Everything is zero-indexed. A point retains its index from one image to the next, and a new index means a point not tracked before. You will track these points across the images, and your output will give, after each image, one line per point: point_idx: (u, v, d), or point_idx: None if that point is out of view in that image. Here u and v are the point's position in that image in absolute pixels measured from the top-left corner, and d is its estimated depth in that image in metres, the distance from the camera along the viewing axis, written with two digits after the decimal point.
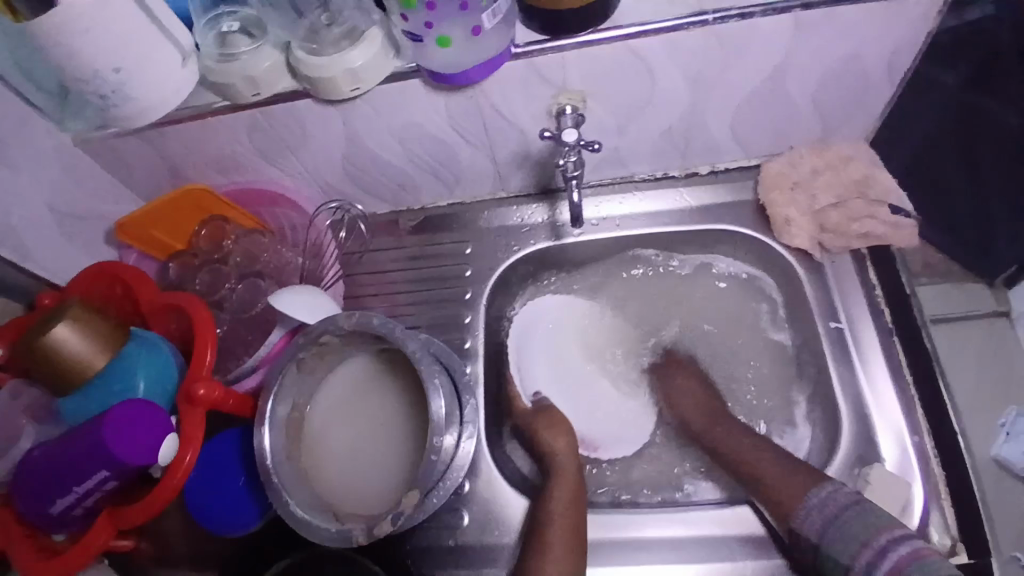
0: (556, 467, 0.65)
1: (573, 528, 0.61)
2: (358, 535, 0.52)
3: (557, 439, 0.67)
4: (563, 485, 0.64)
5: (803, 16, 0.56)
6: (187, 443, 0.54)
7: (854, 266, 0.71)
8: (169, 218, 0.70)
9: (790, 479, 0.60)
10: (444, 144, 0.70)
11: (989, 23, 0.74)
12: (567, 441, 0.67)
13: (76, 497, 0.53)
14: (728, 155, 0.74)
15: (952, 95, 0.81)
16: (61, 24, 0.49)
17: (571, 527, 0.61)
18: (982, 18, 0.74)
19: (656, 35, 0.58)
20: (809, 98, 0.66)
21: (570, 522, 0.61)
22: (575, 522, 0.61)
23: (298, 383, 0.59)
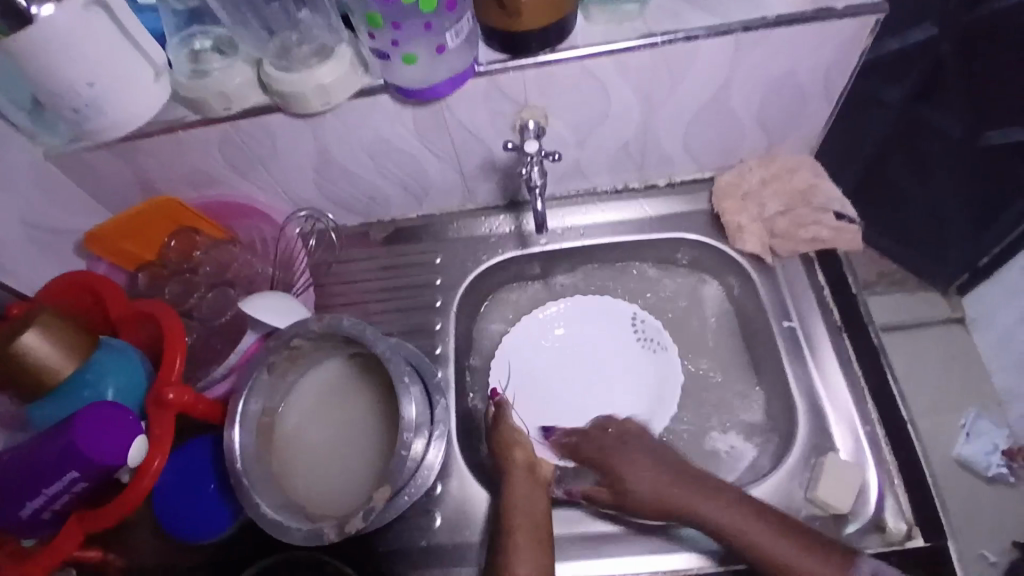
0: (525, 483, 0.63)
1: (537, 522, 0.60)
2: (328, 532, 0.53)
3: (513, 443, 0.66)
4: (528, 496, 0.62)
5: (744, 37, 0.61)
6: (155, 449, 0.55)
7: (804, 268, 0.75)
8: (139, 230, 0.71)
9: (745, 519, 0.59)
10: (413, 157, 0.72)
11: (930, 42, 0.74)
12: (524, 449, 0.65)
13: (44, 500, 0.53)
14: (681, 167, 0.78)
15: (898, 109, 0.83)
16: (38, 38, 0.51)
17: (533, 527, 0.60)
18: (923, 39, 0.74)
19: (609, 56, 0.62)
20: (754, 112, 0.70)
21: (534, 519, 0.60)
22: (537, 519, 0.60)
23: (270, 386, 0.60)
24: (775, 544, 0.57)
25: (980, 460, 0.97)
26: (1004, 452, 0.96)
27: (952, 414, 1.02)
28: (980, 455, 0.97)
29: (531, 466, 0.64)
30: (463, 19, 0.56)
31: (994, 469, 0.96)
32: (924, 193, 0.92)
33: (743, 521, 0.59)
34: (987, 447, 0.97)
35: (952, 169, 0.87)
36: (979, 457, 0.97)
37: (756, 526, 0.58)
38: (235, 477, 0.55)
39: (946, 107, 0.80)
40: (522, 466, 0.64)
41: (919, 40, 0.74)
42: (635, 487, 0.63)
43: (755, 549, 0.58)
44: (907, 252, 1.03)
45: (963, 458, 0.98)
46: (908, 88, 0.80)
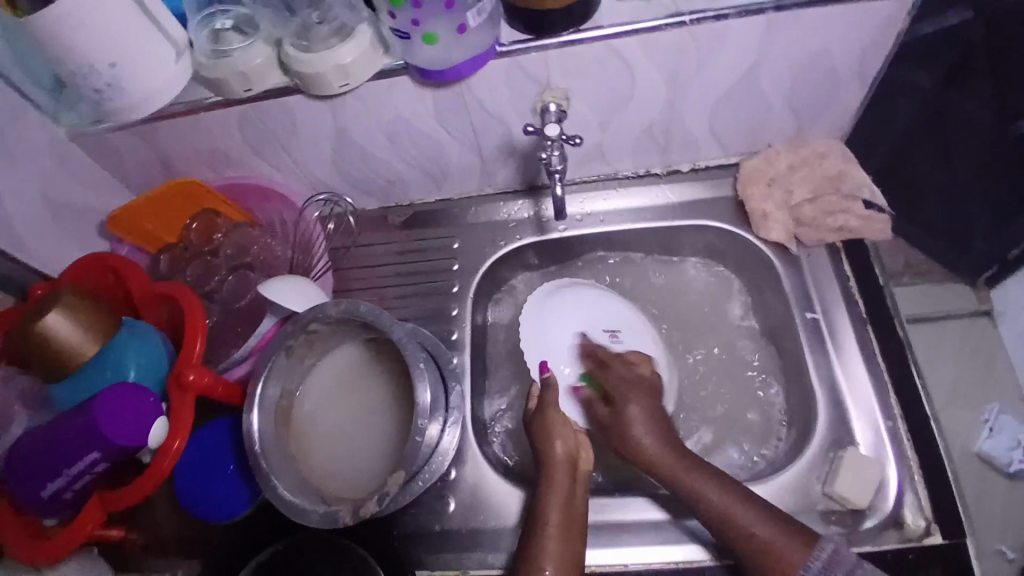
0: (553, 463, 0.63)
1: (573, 516, 0.60)
2: (344, 515, 0.53)
3: (553, 433, 0.64)
4: (556, 476, 0.62)
5: (775, 16, 0.59)
6: (176, 432, 0.56)
7: (829, 257, 0.74)
8: (160, 211, 0.71)
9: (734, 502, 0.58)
10: (432, 140, 0.71)
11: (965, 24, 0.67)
12: (565, 437, 0.64)
13: (67, 480, 0.54)
14: (706, 152, 0.76)
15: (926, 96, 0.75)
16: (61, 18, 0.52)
17: (567, 519, 0.60)
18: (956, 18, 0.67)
19: (634, 35, 0.60)
20: (783, 95, 0.68)
21: (569, 513, 0.60)
22: (573, 509, 0.61)
23: (287, 370, 0.61)
24: (741, 513, 0.58)
25: (1003, 456, 0.91)
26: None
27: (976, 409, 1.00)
28: (1002, 452, 0.92)
29: (572, 458, 0.63)
30: None
31: (1017, 466, 0.91)
32: (949, 192, 0.84)
33: (727, 504, 0.59)
34: (1010, 443, 0.92)
35: (981, 169, 0.79)
36: (1001, 453, 0.92)
37: (756, 516, 0.57)
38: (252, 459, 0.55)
39: (979, 97, 0.73)
40: (562, 458, 0.63)
41: (951, 18, 0.67)
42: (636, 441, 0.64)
43: (733, 527, 0.58)
44: (933, 245, 0.99)
45: (985, 454, 0.93)
46: (937, 76, 0.73)
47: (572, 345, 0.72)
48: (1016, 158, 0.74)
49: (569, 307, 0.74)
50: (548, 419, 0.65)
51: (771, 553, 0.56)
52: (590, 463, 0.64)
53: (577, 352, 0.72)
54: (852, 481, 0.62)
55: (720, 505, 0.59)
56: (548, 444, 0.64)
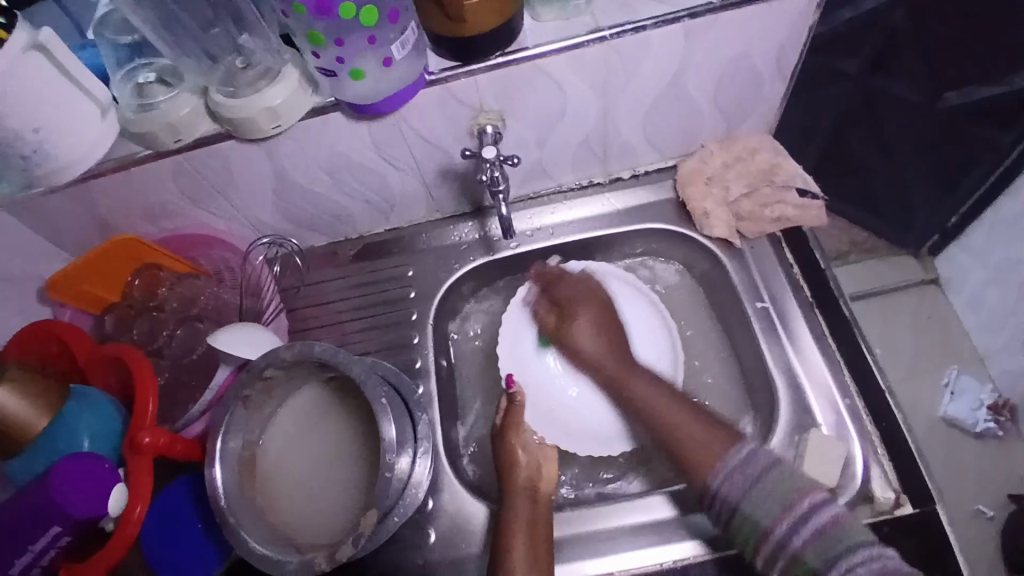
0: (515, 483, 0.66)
1: (536, 530, 0.62)
2: (320, 561, 0.53)
3: (516, 457, 0.67)
4: (522, 496, 0.64)
5: (692, 24, 0.61)
6: (136, 497, 0.54)
7: (773, 247, 0.76)
8: (101, 272, 0.70)
9: (671, 405, 0.66)
10: (374, 172, 0.72)
11: (884, 13, 0.75)
12: (527, 454, 0.68)
13: (32, 557, 0.53)
14: (644, 158, 0.78)
15: (857, 82, 0.84)
16: None
17: (533, 535, 0.62)
18: (876, 8, 0.74)
19: (560, 53, 0.62)
20: (709, 97, 0.71)
21: (534, 529, 0.62)
22: (538, 528, 0.63)
23: (246, 420, 0.59)
24: (683, 424, 0.64)
25: (967, 416, 0.99)
26: (990, 408, 0.99)
27: (932, 374, 1.04)
28: (967, 412, 0.99)
29: (534, 482, 0.66)
30: (407, 29, 0.56)
31: (981, 424, 0.98)
32: (889, 164, 0.94)
33: (676, 419, 0.65)
34: (971, 404, 0.99)
35: (917, 137, 0.88)
36: (965, 414, 0.99)
37: (694, 420, 0.64)
38: (219, 516, 0.54)
39: (905, 80, 0.81)
40: (522, 480, 0.66)
41: (870, 8, 0.74)
42: (576, 341, 0.72)
43: (673, 436, 0.64)
44: (879, 224, 1.07)
45: (950, 416, 1.00)
46: (863, 61, 0.81)
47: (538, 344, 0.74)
48: (953, 131, 0.84)
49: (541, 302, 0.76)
50: (515, 440, 0.68)
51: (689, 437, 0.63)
52: (551, 485, 0.67)
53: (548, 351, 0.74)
54: (818, 463, 0.64)
55: (649, 397, 0.67)
56: (514, 462, 0.67)
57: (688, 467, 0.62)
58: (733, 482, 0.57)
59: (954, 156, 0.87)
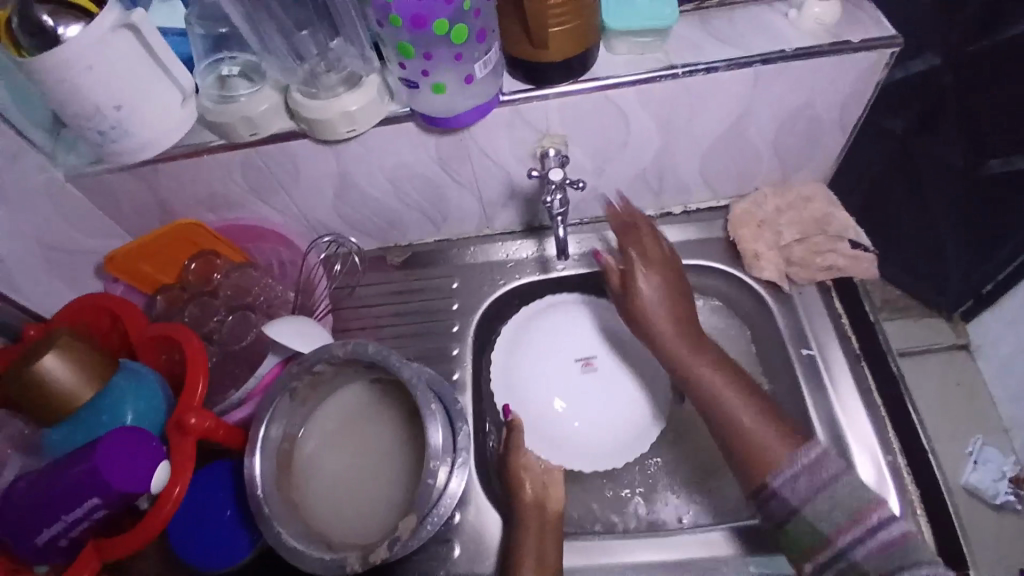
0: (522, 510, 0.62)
1: (546, 567, 0.59)
2: (353, 562, 0.53)
3: (522, 481, 0.64)
4: (529, 523, 0.62)
5: (763, 70, 0.62)
6: (177, 476, 0.55)
7: (821, 295, 0.76)
8: (159, 254, 0.72)
9: (727, 386, 0.63)
10: (434, 183, 0.73)
11: (935, 76, 0.75)
12: (533, 482, 0.64)
13: (64, 526, 0.53)
14: (698, 196, 0.79)
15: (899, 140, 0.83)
16: (66, 62, 0.52)
17: (541, 567, 0.59)
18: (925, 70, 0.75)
19: (631, 86, 0.63)
20: (769, 141, 0.72)
21: (542, 561, 0.59)
22: (546, 554, 0.60)
23: (290, 410, 0.60)
24: (734, 402, 0.62)
25: (988, 487, 0.97)
26: (1011, 480, 0.97)
27: (956, 440, 1.02)
28: (988, 482, 0.97)
29: (541, 502, 0.63)
30: (492, 50, 0.57)
31: (1001, 496, 0.96)
32: (920, 224, 0.92)
33: (721, 387, 0.63)
34: (994, 475, 0.97)
35: (952, 198, 0.86)
36: (986, 485, 0.97)
37: (742, 404, 0.62)
38: (255, 506, 0.54)
39: (947, 141, 0.81)
40: (529, 507, 0.62)
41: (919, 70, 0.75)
42: (654, 324, 0.66)
43: (727, 423, 0.61)
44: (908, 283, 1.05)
45: (971, 486, 0.98)
46: (909, 120, 0.81)
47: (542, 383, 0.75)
48: (993, 194, 0.83)
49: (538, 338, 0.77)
50: (518, 462, 0.65)
51: (751, 452, 0.59)
52: (559, 504, 0.64)
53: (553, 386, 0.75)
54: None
55: (714, 384, 0.63)
56: (519, 490, 0.64)
57: (739, 452, 0.60)
58: (794, 487, 0.56)
59: (989, 217, 0.86)
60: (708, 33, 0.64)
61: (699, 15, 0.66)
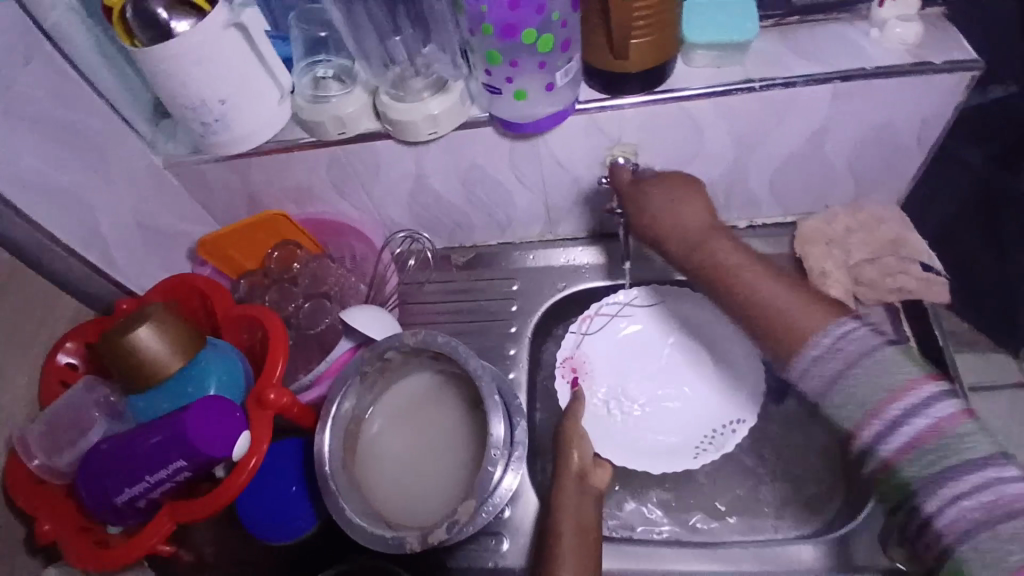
0: (562, 469, 0.66)
1: (585, 526, 0.61)
2: (412, 542, 0.54)
3: (569, 454, 0.67)
4: (569, 484, 0.64)
5: (842, 86, 0.63)
6: (255, 446, 0.57)
7: (889, 318, 0.74)
8: (246, 240, 0.76)
9: (753, 276, 0.57)
10: (502, 186, 0.75)
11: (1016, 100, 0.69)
12: (581, 452, 0.67)
13: (145, 487, 0.55)
14: (766, 211, 0.79)
15: (979, 167, 0.76)
16: (179, 53, 0.57)
17: (581, 529, 0.61)
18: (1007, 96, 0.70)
19: (707, 99, 0.64)
20: (844, 160, 0.71)
21: (582, 521, 0.61)
22: (585, 519, 0.62)
23: (360, 395, 0.63)
24: (771, 293, 0.55)
25: None
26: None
27: None
28: None
29: (583, 473, 0.65)
30: (573, 60, 0.60)
31: None
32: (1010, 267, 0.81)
33: (761, 284, 0.56)
34: None
35: None
36: None
37: (789, 290, 0.55)
38: (322, 482, 0.57)
39: None
40: (571, 473, 0.65)
41: (1000, 97, 0.70)
42: (668, 234, 0.62)
43: (756, 310, 0.56)
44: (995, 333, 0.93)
45: None
46: (989, 146, 0.74)
47: (666, 425, 0.75)
48: None
49: (620, 428, 0.75)
50: (570, 429, 0.69)
51: (773, 325, 0.54)
52: (602, 482, 0.66)
53: (665, 419, 0.75)
54: (862, 386, 0.46)
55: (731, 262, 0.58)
56: (565, 459, 0.67)
57: (769, 338, 0.54)
58: (814, 374, 0.49)
59: None
60: (787, 49, 0.65)
61: (778, 31, 0.67)
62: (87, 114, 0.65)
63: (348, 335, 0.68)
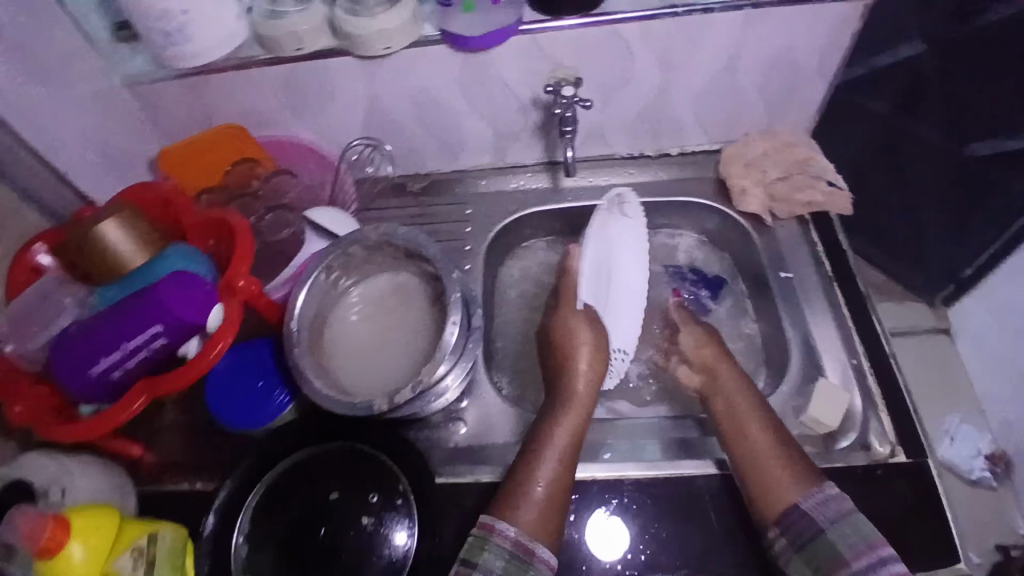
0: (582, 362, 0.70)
1: (580, 417, 0.65)
2: (380, 403, 0.57)
3: (585, 342, 0.72)
4: (583, 376, 0.69)
5: (754, 13, 0.71)
6: (228, 324, 0.59)
7: (800, 228, 0.84)
8: (208, 156, 0.78)
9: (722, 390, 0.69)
10: (454, 110, 0.80)
11: None
12: (599, 341, 0.72)
13: (121, 356, 0.57)
14: (693, 138, 0.87)
15: None
16: None
17: (574, 422, 0.64)
18: None
19: (639, 22, 0.71)
20: (758, 87, 0.80)
21: (580, 414, 0.65)
22: (582, 411, 0.66)
23: (324, 289, 0.66)
24: (754, 426, 0.64)
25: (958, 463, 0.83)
26: (986, 455, 0.84)
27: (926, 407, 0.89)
28: (957, 458, 0.84)
29: (603, 362, 0.70)
30: None
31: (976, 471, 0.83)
32: None
33: (767, 452, 0.62)
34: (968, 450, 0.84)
35: None
36: (961, 460, 0.84)
37: (776, 440, 0.63)
38: (292, 359, 0.60)
39: None
40: (590, 366, 0.70)
41: None
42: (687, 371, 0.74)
43: (751, 452, 0.63)
44: None
45: (943, 460, 0.84)
46: None
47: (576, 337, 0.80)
48: None
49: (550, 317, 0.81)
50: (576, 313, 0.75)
51: (761, 479, 0.60)
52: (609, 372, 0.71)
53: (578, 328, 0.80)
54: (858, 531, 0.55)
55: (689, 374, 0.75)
56: (576, 342, 0.72)
57: (752, 481, 0.61)
58: (823, 510, 0.56)
59: None
60: None
61: None
62: (49, 23, 0.65)
63: (316, 232, 0.73)
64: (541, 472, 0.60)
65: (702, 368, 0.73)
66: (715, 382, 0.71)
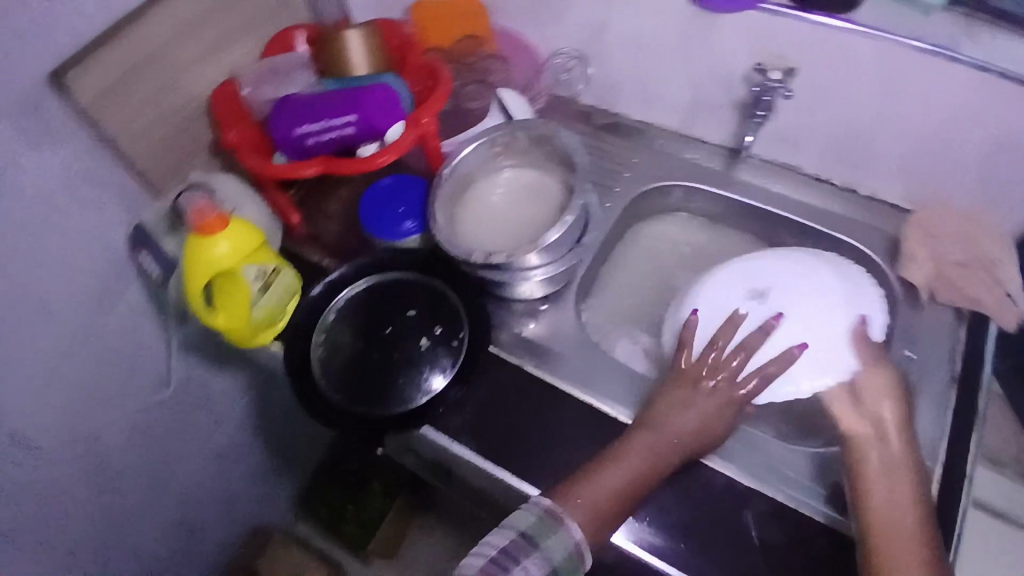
0: (685, 412, 0.62)
1: (658, 467, 0.60)
2: (477, 255, 0.66)
3: (693, 396, 0.63)
4: (682, 424, 0.61)
5: (1000, 82, 0.66)
6: (394, 146, 0.70)
7: (950, 321, 0.76)
8: (450, 19, 0.91)
9: (891, 470, 0.57)
10: (665, 63, 0.84)
11: None
12: (719, 397, 0.62)
13: (321, 128, 0.73)
14: (885, 186, 0.82)
15: None
16: None
17: (647, 467, 0.60)
18: None
19: (877, 43, 0.69)
20: (976, 162, 0.73)
21: (658, 464, 0.60)
22: (661, 461, 0.60)
23: (483, 156, 0.76)
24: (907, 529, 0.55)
25: None
26: None
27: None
28: None
29: (709, 425, 0.62)
30: None
31: None
32: None
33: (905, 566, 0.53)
34: None
35: None
36: None
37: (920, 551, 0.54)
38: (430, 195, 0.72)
39: None
40: (690, 419, 0.62)
41: None
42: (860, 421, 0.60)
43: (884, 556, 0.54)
44: None
45: None
46: None
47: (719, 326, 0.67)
48: None
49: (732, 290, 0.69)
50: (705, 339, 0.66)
51: None
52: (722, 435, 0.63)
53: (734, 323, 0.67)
54: None
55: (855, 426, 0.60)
56: (691, 388, 0.63)
57: None
58: None
59: None
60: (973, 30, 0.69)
61: None
62: None
63: (500, 110, 0.82)
64: (589, 507, 0.57)
65: (875, 421, 0.59)
66: (883, 447, 0.58)
